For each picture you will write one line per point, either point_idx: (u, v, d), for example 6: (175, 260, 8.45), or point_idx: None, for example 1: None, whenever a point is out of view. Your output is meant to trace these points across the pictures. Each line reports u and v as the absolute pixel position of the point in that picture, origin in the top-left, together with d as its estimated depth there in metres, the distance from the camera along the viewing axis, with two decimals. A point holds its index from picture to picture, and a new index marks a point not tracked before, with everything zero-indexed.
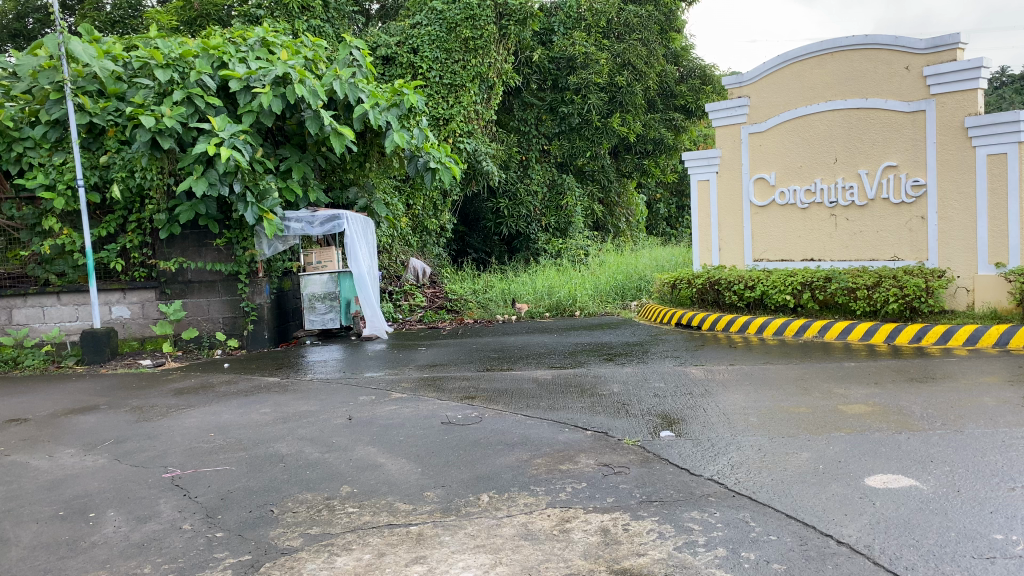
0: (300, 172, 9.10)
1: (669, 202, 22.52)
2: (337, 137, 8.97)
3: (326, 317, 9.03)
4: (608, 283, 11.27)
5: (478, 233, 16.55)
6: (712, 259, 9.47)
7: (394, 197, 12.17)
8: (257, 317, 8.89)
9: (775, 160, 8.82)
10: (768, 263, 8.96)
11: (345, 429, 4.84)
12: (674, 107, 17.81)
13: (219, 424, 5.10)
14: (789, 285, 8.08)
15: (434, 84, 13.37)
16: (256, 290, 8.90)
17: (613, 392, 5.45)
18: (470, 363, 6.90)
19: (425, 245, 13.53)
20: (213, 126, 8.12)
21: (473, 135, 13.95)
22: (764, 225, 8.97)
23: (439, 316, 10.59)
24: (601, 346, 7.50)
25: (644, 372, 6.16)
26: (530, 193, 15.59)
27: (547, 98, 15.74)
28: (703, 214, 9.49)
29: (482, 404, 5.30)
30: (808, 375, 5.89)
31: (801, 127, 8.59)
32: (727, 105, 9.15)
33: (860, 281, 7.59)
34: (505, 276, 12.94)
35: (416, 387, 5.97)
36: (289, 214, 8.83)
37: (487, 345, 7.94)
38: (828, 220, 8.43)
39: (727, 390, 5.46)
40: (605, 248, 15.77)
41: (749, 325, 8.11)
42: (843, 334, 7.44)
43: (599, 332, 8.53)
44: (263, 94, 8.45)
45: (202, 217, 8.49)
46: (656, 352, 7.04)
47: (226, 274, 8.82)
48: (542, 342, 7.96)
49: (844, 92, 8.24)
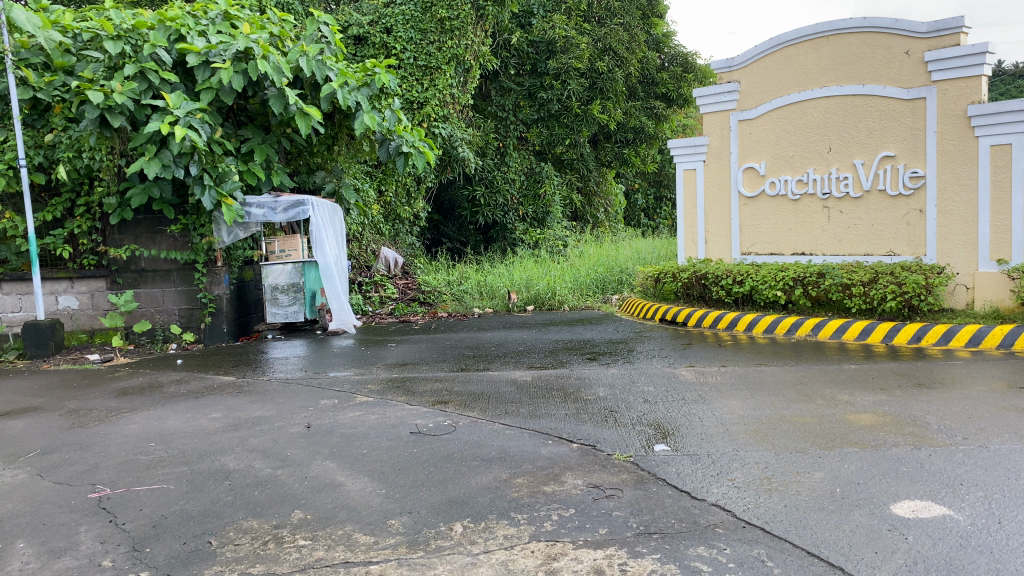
0: (263, 154, 8.53)
1: (647, 192, 22.09)
2: (303, 118, 8.41)
3: (290, 310, 8.46)
4: (588, 276, 10.81)
5: (453, 222, 16.06)
6: (698, 252, 9.05)
7: (365, 182, 11.63)
8: (216, 309, 8.32)
9: (766, 149, 8.39)
10: (757, 257, 8.54)
11: (303, 440, 4.34)
12: (655, 94, 17.37)
13: (162, 432, 4.57)
14: (779, 280, 7.66)
15: (408, 66, 12.87)
16: (214, 281, 8.33)
17: (600, 397, 5.00)
18: (443, 362, 6.41)
19: (398, 234, 13.02)
20: (167, 103, 7.50)
21: (449, 119, 13.42)
22: (753, 216, 8.55)
23: (410, 309, 10.07)
24: (583, 344, 7.04)
25: (631, 373, 5.71)
26: (507, 181, 15.07)
27: (525, 82, 15.23)
28: (689, 205, 9.06)
29: (456, 410, 4.82)
30: (807, 378, 5.47)
31: (793, 114, 8.17)
32: (715, 90, 8.72)
33: (856, 277, 7.20)
34: (481, 267, 12.45)
35: (384, 389, 5.47)
36: (249, 199, 8.26)
37: (462, 341, 7.45)
38: (821, 212, 8.02)
39: (722, 395, 5.03)
40: (585, 239, 15.30)
41: (738, 322, 7.71)
42: (838, 333, 7.06)
43: (580, 328, 8.08)
44: (223, 70, 7.86)
45: (156, 201, 7.89)
46: (643, 351, 6.60)
47: (181, 263, 8.23)
48: (520, 338, 7.49)
49: (840, 78, 7.83)
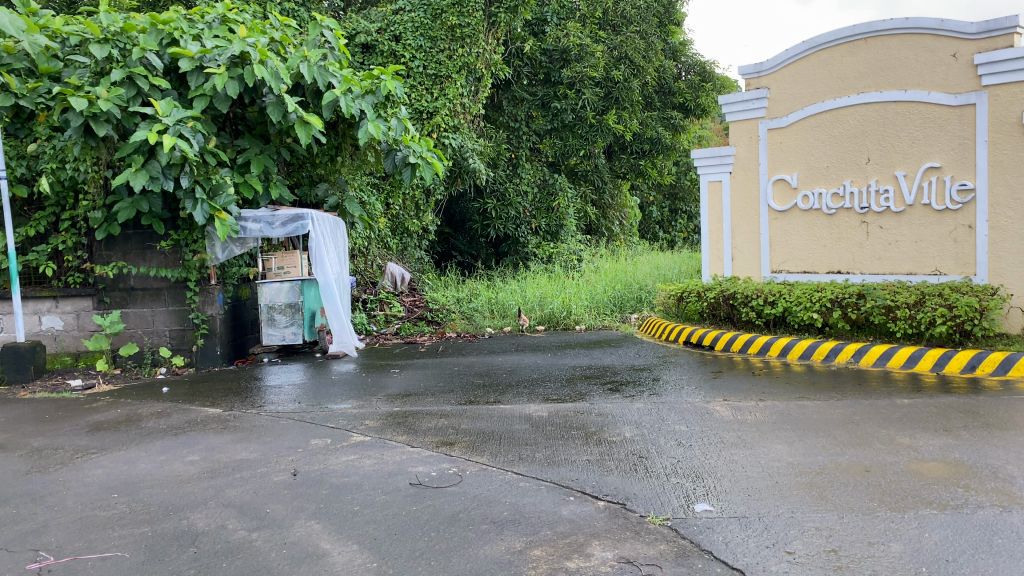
0: (260, 165, 8.02)
1: (661, 205, 21.53)
2: (302, 126, 7.88)
3: (287, 332, 7.90)
4: (605, 293, 10.24)
5: (464, 235, 15.54)
6: (724, 269, 8.47)
7: (371, 195, 11.14)
8: (209, 330, 7.74)
9: (798, 160, 7.82)
10: (789, 275, 7.95)
11: (287, 493, 3.77)
12: (672, 105, 16.89)
13: (128, 480, 4.02)
14: (815, 301, 7.07)
15: (417, 74, 12.37)
16: (207, 300, 7.75)
17: (626, 439, 4.43)
18: (451, 392, 5.84)
19: (405, 248, 12.52)
20: (156, 111, 7.01)
21: (459, 130, 12.88)
22: (784, 232, 7.96)
23: (417, 328, 9.51)
24: (603, 371, 6.45)
25: (659, 409, 5.13)
26: (519, 193, 14.52)
27: (538, 92, 14.65)
28: (714, 219, 8.50)
29: (463, 454, 4.25)
30: (857, 416, 4.87)
31: (828, 122, 7.61)
32: (742, 96, 8.16)
33: (900, 298, 6.60)
34: (492, 283, 11.90)
35: (383, 426, 4.91)
36: (245, 213, 7.74)
37: (471, 367, 6.88)
38: (859, 227, 7.43)
39: (765, 438, 4.44)
40: (599, 253, 14.73)
41: (770, 347, 7.14)
42: (882, 361, 6.46)
43: (598, 352, 7.50)
44: (218, 75, 7.38)
45: (145, 215, 7.38)
46: (669, 380, 6.02)
47: (172, 281, 7.69)
48: (534, 364, 6.92)
49: (879, 84, 7.26)
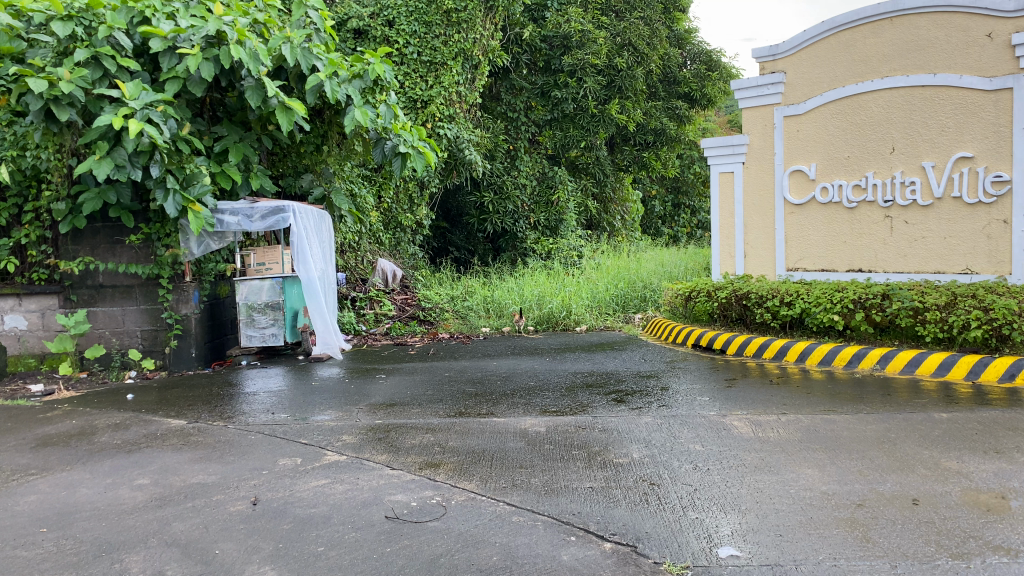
0: (238, 154, 7.49)
1: (663, 200, 21.03)
2: (284, 112, 7.36)
3: (267, 333, 7.34)
4: (607, 292, 9.70)
5: (460, 230, 15.00)
6: (735, 267, 7.95)
7: (362, 187, 10.61)
8: (183, 331, 7.22)
9: (817, 149, 7.29)
10: (806, 273, 7.42)
11: (242, 528, 3.24)
12: (677, 94, 16.40)
13: (63, 511, 3.49)
14: (836, 302, 6.56)
15: (411, 62, 11.82)
16: (181, 299, 7.22)
17: (634, 462, 3.90)
18: (439, 401, 5.32)
19: (398, 243, 12.00)
20: (123, 94, 6.47)
21: (455, 119, 12.31)
22: (801, 226, 7.43)
23: (408, 328, 8.96)
24: (606, 379, 5.92)
25: (669, 424, 4.60)
26: (518, 186, 13.99)
27: (538, 81, 14.15)
28: (725, 213, 7.97)
29: (448, 479, 3.72)
30: (892, 433, 4.35)
31: (849, 109, 7.08)
32: (757, 81, 7.61)
33: (929, 300, 6.09)
34: (489, 280, 11.37)
35: (362, 443, 4.39)
36: (222, 205, 7.21)
37: (463, 372, 6.35)
38: (882, 222, 6.90)
39: (792, 461, 3.91)
40: (601, 248, 14.19)
41: (787, 351, 6.63)
42: (910, 367, 5.94)
43: (601, 356, 6.96)
44: (192, 56, 6.85)
45: (113, 207, 6.85)
46: (679, 389, 5.50)
47: (144, 277, 7.15)
48: (531, 369, 6.40)
49: (905, 67, 6.73)
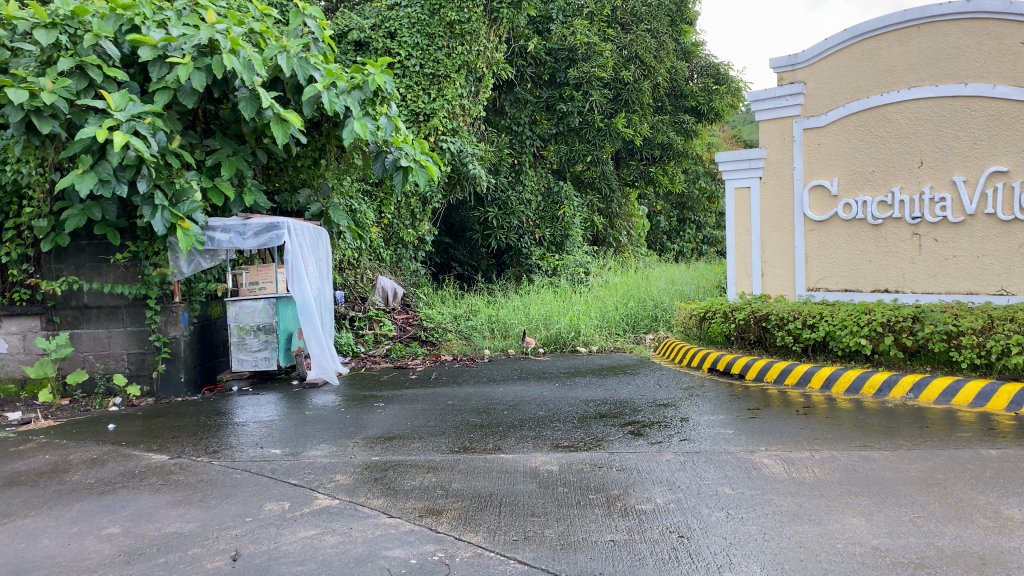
0: (231, 168, 7.14)
1: (669, 215, 20.68)
2: (279, 124, 7.01)
3: (260, 356, 6.98)
4: (616, 311, 9.32)
5: (464, 246, 14.64)
6: (753, 286, 7.58)
7: (362, 202, 10.27)
8: (171, 354, 6.84)
9: (839, 163, 6.92)
10: (828, 294, 7.04)
11: None
12: (684, 108, 16.09)
13: (18, 568, 3.10)
14: (863, 324, 6.17)
15: (413, 74, 11.50)
16: (169, 320, 6.85)
17: (659, 510, 3.51)
18: (442, 434, 4.93)
19: (400, 260, 11.65)
20: (108, 105, 6.11)
21: (458, 133, 11.98)
22: (823, 244, 7.05)
23: (409, 350, 8.57)
24: (621, 408, 5.53)
25: (693, 462, 4.21)
26: (522, 201, 13.64)
27: (542, 94, 13.81)
28: (741, 230, 7.61)
29: (452, 531, 3.33)
30: (942, 474, 3.95)
31: (874, 121, 6.72)
32: (775, 92, 7.26)
33: (965, 324, 5.70)
34: (494, 298, 11.00)
35: (357, 485, 4.00)
36: (212, 221, 6.86)
37: (467, 399, 5.96)
38: (910, 240, 6.52)
39: (834, 508, 3.51)
40: (608, 265, 13.82)
41: (810, 377, 6.25)
42: (946, 396, 5.53)
43: (613, 381, 6.57)
44: (182, 65, 6.50)
45: (97, 224, 6.50)
46: (701, 420, 5.12)
47: (131, 298, 6.78)
48: (539, 396, 6.01)
49: (934, 76, 6.38)
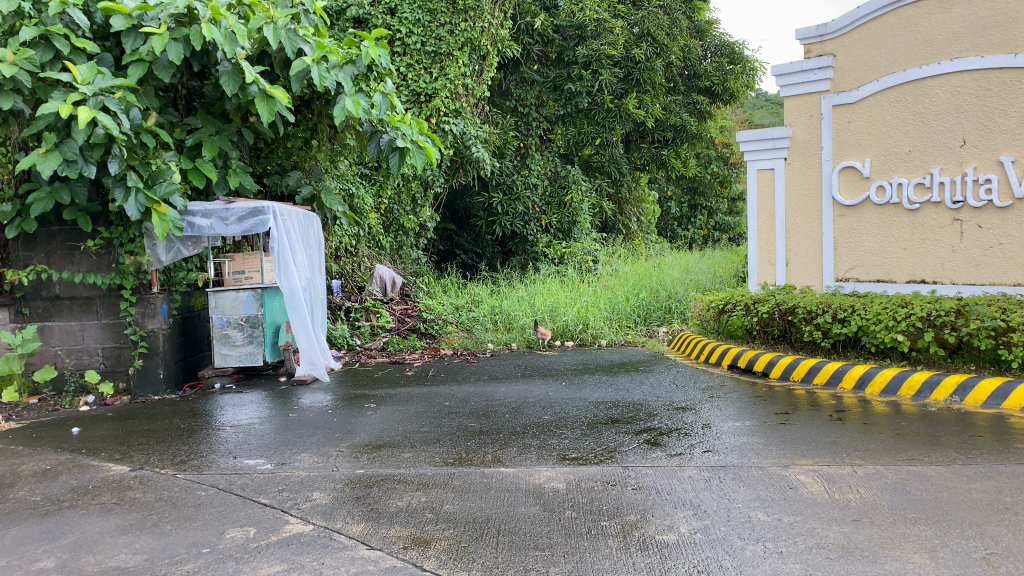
0: (213, 148, 6.63)
1: (679, 200, 20.12)
2: (264, 101, 6.48)
3: (244, 352, 6.47)
4: (627, 302, 8.78)
5: (468, 232, 14.14)
6: (776, 276, 7.04)
7: (360, 186, 9.75)
8: (149, 349, 6.36)
9: (871, 143, 6.37)
10: (858, 285, 6.50)
11: None
12: (697, 89, 15.50)
13: None
14: (900, 319, 5.63)
15: (414, 52, 10.86)
16: (146, 313, 6.35)
17: (684, 543, 2.99)
18: (436, 442, 4.42)
19: (400, 247, 11.15)
20: (74, 78, 5.60)
21: (461, 114, 11.44)
22: (853, 231, 6.50)
23: (407, 343, 8.07)
24: (634, 411, 5.02)
25: (719, 480, 3.69)
26: (528, 186, 13.09)
27: (550, 74, 13.21)
28: (764, 215, 7.07)
29: (439, 569, 2.82)
30: (1008, 497, 3.41)
31: (911, 96, 6.16)
32: (801, 66, 6.70)
33: (1016, 319, 5.13)
34: (497, 287, 10.49)
35: (335, 507, 3.49)
36: (192, 205, 6.34)
37: (466, 401, 5.45)
38: (951, 226, 5.96)
39: (891, 541, 2.98)
40: (617, 252, 13.28)
41: (842, 377, 5.71)
42: (995, 399, 4.98)
43: (625, 380, 6.05)
44: (157, 36, 5.96)
45: (67, 208, 6.00)
46: (724, 427, 4.60)
47: (105, 288, 6.30)
48: (545, 397, 5.50)
49: (980, 46, 5.80)
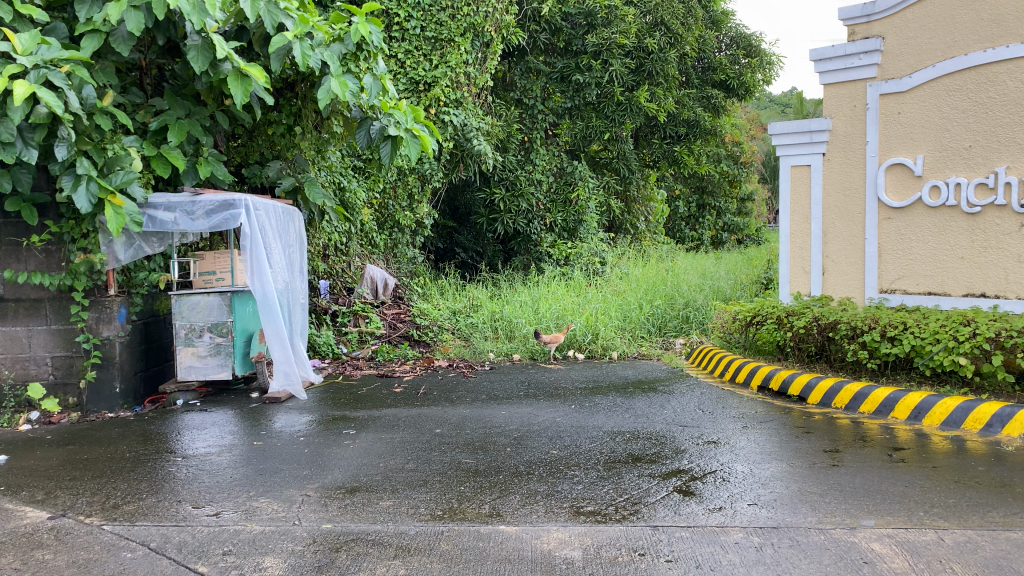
0: (180, 134, 5.87)
1: (688, 200, 19.37)
2: (237, 80, 5.73)
3: (211, 364, 5.73)
4: (641, 310, 8.04)
5: (468, 230, 13.41)
6: (810, 285, 6.30)
7: (352, 179, 9.00)
8: (103, 360, 5.61)
9: (924, 137, 5.62)
10: (906, 297, 5.75)
11: None
12: (712, 83, 14.78)
13: None
14: (963, 339, 4.87)
15: (413, 38, 10.07)
16: (102, 318, 5.61)
17: None
18: (422, 486, 3.67)
19: (395, 245, 10.41)
20: (12, 47, 4.82)
21: (462, 104, 10.69)
22: (902, 236, 5.75)
23: (398, 352, 7.33)
24: (658, 446, 4.27)
25: (775, 550, 2.94)
26: (533, 182, 12.33)
27: (557, 64, 12.42)
28: (798, 217, 6.33)
29: None
30: None
31: (972, 84, 5.41)
32: (844, 49, 5.94)
33: None
34: (499, 290, 9.74)
35: None
36: (155, 197, 5.60)
37: (460, 428, 4.71)
38: (1019, 233, 5.20)
39: None
40: (626, 254, 12.51)
41: (894, 405, 4.95)
42: None
43: (643, 403, 5.30)
44: (113, 2, 5.18)
45: (9, 198, 5.26)
46: (767, 471, 3.85)
47: (54, 290, 5.55)
48: (552, 424, 4.76)
49: None
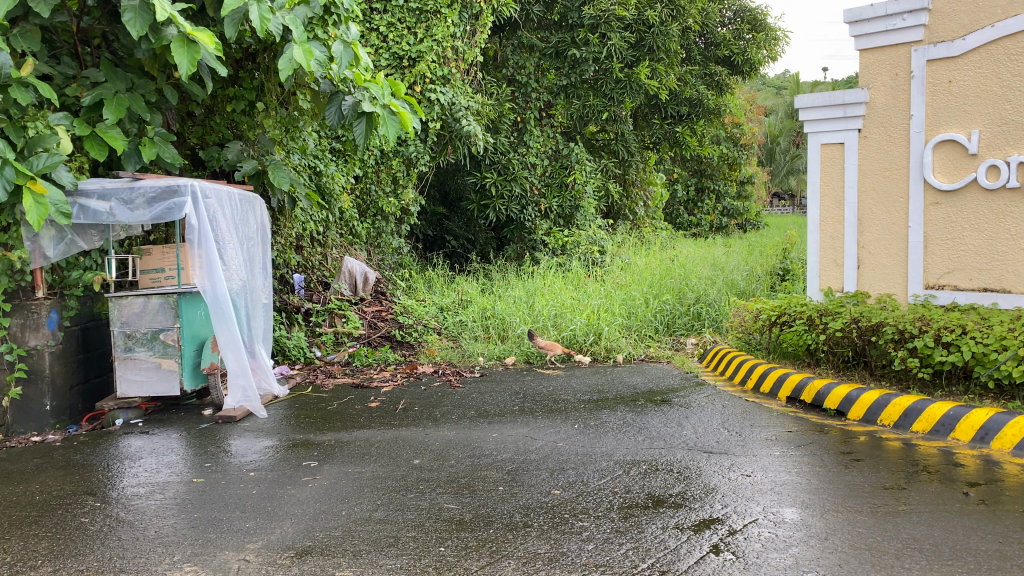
0: (119, 109, 5.04)
1: (687, 182, 18.64)
2: (182, 47, 4.85)
3: (156, 377, 4.96)
4: (647, 306, 7.29)
5: (458, 216, 12.65)
6: (843, 280, 5.55)
7: (329, 162, 8.20)
8: (28, 374, 4.83)
9: (981, 109, 4.85)
10: (957, 294, 5.00)
11: None
12: (715, 59, 13.99)
13: None
14: None
15: (395, 8, 9.21)
16: (27, 325, 4.82)
17: None
18: (392, 546, 2.91)
19: (378, 234, 9.62)
20: None
21: (449, 81, 9.87)
22: (952, 224, 5.00)
23: (378, 356, 6.57)
24: (683, 482, 3.53)
25: None
26: (526, 165, 11.54)
27: (552, 39, 11.53)
28: (829, 202, 5.58)
29: None
30: None
31: None
32: (886, 9, 5.17)
33: None
34: (490, 283, 8.97)
35: None
36: (86, 183, 4.81)
37: (444, 457, 3.94)
38: None
39: None
40: (626, 242, 11.74)
41: (955, 424, 4.20)
42: None
43: (659, 420, 4.56)
44: None
45: None
46: (822, 519, 3.10)
47: None
48: (553, 451, 4.01)
49: None
